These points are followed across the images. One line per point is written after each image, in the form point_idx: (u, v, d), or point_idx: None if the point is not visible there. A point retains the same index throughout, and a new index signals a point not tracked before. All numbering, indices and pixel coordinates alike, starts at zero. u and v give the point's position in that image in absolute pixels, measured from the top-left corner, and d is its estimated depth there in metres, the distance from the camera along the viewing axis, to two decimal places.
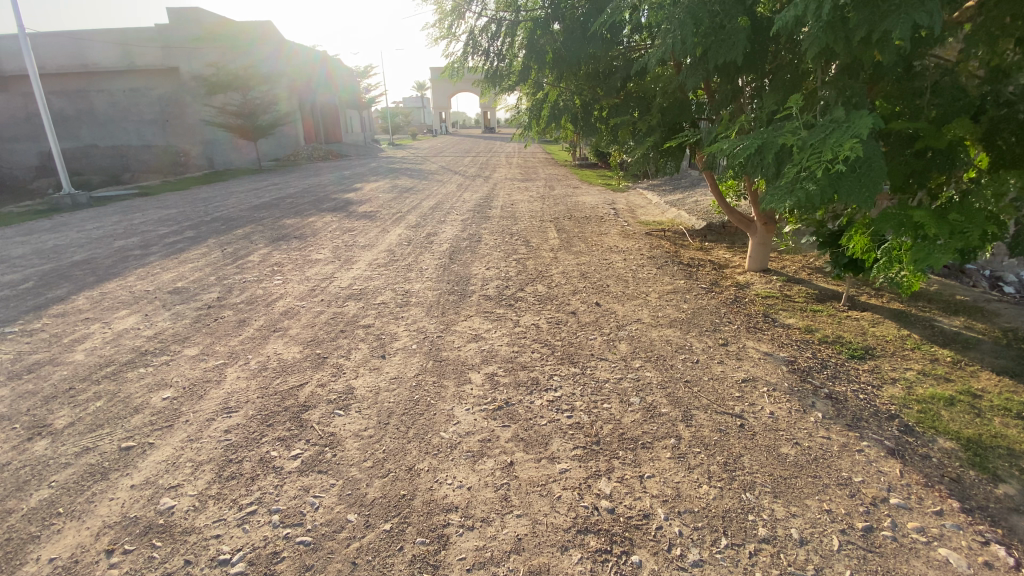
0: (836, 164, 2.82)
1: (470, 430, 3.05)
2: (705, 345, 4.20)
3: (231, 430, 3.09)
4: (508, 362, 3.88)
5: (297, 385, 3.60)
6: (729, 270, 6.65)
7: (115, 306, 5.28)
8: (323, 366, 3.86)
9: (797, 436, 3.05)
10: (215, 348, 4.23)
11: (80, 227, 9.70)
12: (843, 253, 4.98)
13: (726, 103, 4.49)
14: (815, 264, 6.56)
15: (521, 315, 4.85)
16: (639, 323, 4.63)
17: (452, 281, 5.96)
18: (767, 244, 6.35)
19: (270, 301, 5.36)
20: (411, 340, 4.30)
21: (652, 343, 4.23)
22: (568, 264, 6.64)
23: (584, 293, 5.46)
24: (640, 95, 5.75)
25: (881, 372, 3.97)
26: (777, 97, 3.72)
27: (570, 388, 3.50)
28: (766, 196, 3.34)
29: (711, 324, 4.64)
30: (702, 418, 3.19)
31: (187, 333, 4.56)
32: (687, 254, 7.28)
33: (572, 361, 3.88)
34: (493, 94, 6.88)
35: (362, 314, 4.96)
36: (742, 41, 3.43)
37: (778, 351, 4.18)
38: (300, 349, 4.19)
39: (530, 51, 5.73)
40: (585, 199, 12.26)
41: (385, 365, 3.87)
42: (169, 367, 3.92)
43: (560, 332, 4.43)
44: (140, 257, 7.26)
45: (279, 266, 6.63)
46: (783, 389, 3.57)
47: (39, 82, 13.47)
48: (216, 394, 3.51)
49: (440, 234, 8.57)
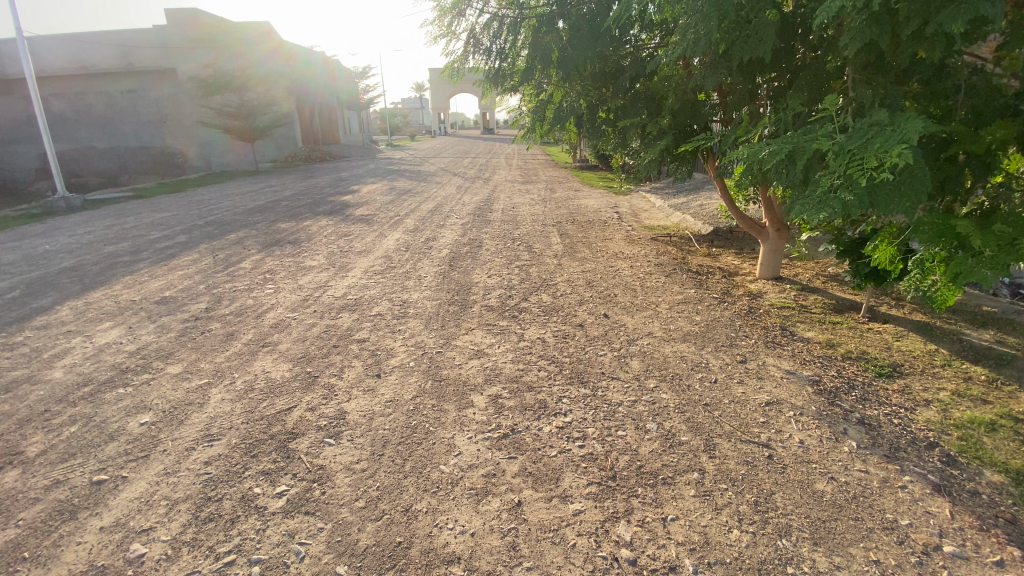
0: (880, 172, 2.57)
1: (473, 462, 2.77)
2: (722, 363, 3.92)
3: (211, 462, 2.79)
4: (512, 382, 3.60)
5: (284, 409, 3.31)
6: (739, 277, 6.41)
7: (98, 317, 4.98)
8: (313, 387, 3.59)
9: (832, 470, 2.80)
10: (200, 366, 3.94)
11: (70, 232, 9.39)
12: (865, 261, 4.72)
13: (743, 103, 4.24)
14: (829, 272, 6.32)
15: (525, 329, 4.57)
16: (651, 338, 4.36)
17: (452, 290, 5.69)
18: (778, 251, 6.11)
19: (260, 312, 5.08)
20: (409, 357, 4.03)
21: (666, 360, 3.95)
22: (572, 272, 6.36)
23: (591, 304, 5.18)
24: (650, 96, 5.47)
25: (911, 393, 3.71)
26: (804, 97, 3.47)
27: (581, 412, 3.23)
28: (794, 205, 3.08)
29: (727, 338, 4.37)
30: (726, 448, 2.92)
31: (172, 349, 4.26)
32: (696, 261, 7.02)
33: (581, 381, 3.61)
34: (495, 94, 6.61)
35: (357, 326, 4.69)
36: (772, 36, 3.19)
37: (800, 369, 3.91)
38: (290, 367, 3.90)
39: (534, 50, 5.46)
40: (587, 202, 12.02)
41: (380, 386, 3.58)
42: (150, 387, 3.61)
43: (567, 347, 4.16)
44: (129, 264, 6.95)
45: (272, 274, 6.35)
46: (811, 414, 3.30)
47: (33, 84, 13.02)
48: (198, 418, 3.21)
49: (439, 239, 8.29)
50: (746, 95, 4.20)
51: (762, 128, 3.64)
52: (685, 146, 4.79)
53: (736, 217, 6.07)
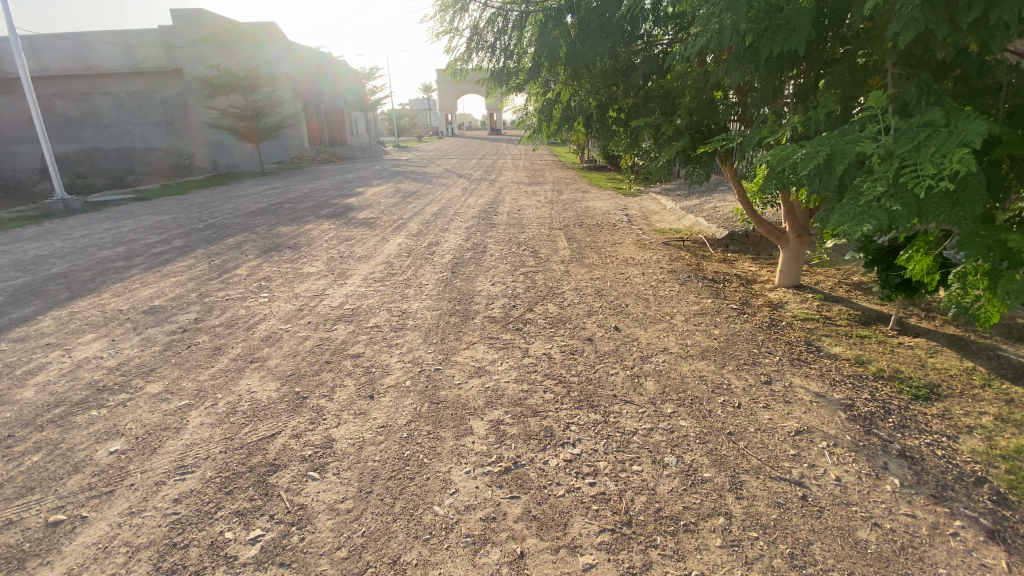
0: (938, 181, 2.27)
1: (471, 503, 2.48)
2: (745, 384, 3.60)
3: (181, 500, 2.53)
4: (515, 406, 3.30)
5: (267, 436, 3.04)
6: (758, 285, 6.07)
7: (81, 330, 4.76)
8: (300, 410, 3.31)
9: (876, 514, 2.48)
10: (181, 385, 3.68)
11: (66, 235, 9.23)
12: (895, 271, 4.37)
13: (767, 101, 3.84)
14: (854, 280, 5.96)
15: (530, 343, 4.26)
16: (666, 355, 4.04)
17: (454, 299, 5.40)
18: (799, 258, 5.77)
19: (252, 323, 4.83)
20: (405, 375, 3.74)
21: (684, 381, 3.63)
22: (581, 279, 6.06)
23: (601, 315, 4.87)
24: (663, 94, 5.14)
25: (952, 418, 3.37)
26: (839, 95, 3.13)
27: (592, 442, 2.93)
28: (828, 214, 2.77)
29: (749, 355, 4.04)
30: (755, 486, 2.61)
31: (154, 365, 4.02)
32: (711, 268, 6.68)
33: (591, 405, 3.29)
34: (499, 93, 6.32)
35: (352, 339, 4.41)
36: (807, 25, 2.85)
37: (831, 392, 3.57)
38: (277, 386, 3.62)
39: (540, 45, 5.15)
40: (596, 204, 11.63)
41: (373, 409, 3.29)
42: (126, 410, 3.38)
43: (576, 365, 3.86)
44: (121, 271, 6.74)
45: (267, 281, 6.10)
46: (846, 445, 2.97)
47: (29, 85, 12.89)
48: (172, 447, 2.97)
49: (442, 243, 8.01)
50: (770, 92, 3.79)
51: (791, 128, 3.27)
52: (702, 148, 4.41)
53: (755, 221, 5.74)
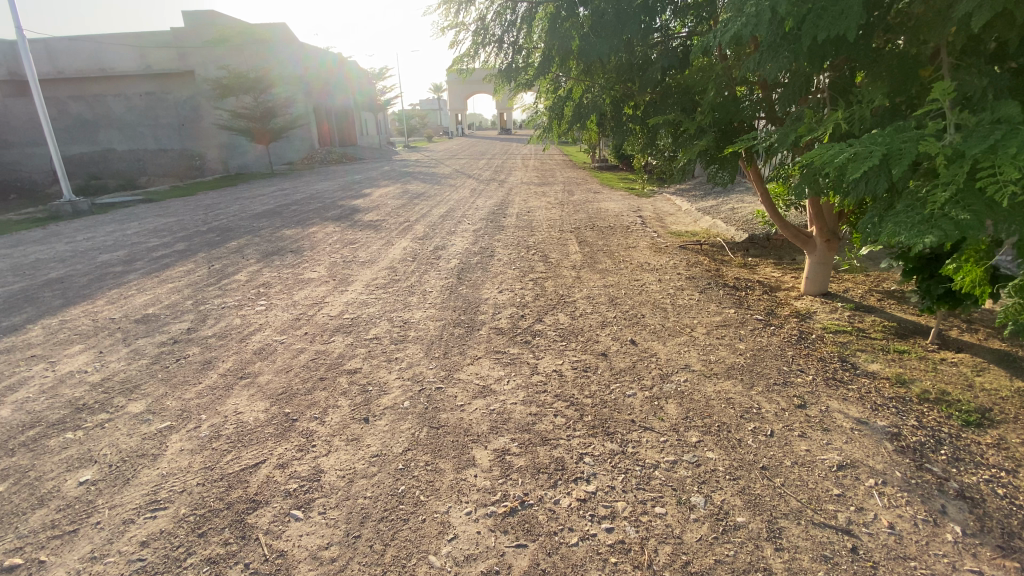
0: (1021, 187, 1.91)
1: (471, 553, 2.18)
2: (777, 409, 3.25)
3: (149, 543, 2.30)
4: (522, 432, 2.99)
5: (250, 465, 2.78)
6: (782, 293, 5.70)
7: (69, 341, 4.56)
8: (288, 435, 3.03)
9: (938, 571, 2.13)
10: (164, 404, 3.44)
11: (70, 238, 9.11)
12: (937, 281, 3.99)
13: (800, 95, 3.50)
14: (887, 288, 5.55)
15: (539, 358, 3.95)
16: (688, 373, 3.71)
17: (458, 308, 5.11)
18: (827, 264, 5.40)
19: (245, 333, 4.58)
20: (404, 394, 3.45)
21: (709, 404, 3.29)
22: (593, 286, 5.74)
23: (616, 327, 4.54)
24: (683, 88, 4.78)
25: (1014, 447, 2.97)
26: (886, 88, 2.77)
27: (608, 478, 2.62)
28: (881, 222, 2.42)
29: (779, 374, 3.69)
30: (796, 535, 2.27)
31: (139, 380, 3.79)
32: (731, 274, 6.31)
33: (607, 433, 2.97)
34: (508, 90, 6.03)
35: (349, 353, 4.13)
36: (857, 7, 2.50)
37: (874, 418, 3.21)
38: (266, 406, 3.35)
39: (551, 38, 4.77)
40: (608, 206, 11.28)
41: (366, 435, 3.01)
42: (103, 433, 3.16)
43: (588, 384, 3.54)
44: (119, 276, 6.56)
45: (266, 288, 5.86)
46: (896, 484, 2.62)
47: (37, 87, 12.75)
48: (147, 478, 2.73)
49: (448, 247, 7.72)
50: (805, 83, 3.46)
51: (832, 125, 2.88)
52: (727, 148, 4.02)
53: (780, 225, 5.38)
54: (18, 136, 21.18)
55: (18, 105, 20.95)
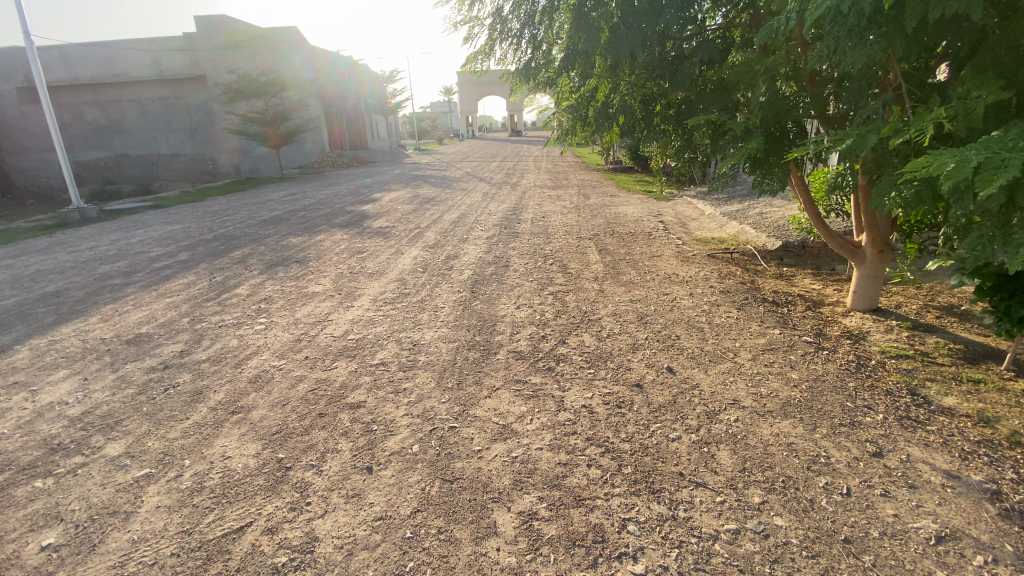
0: None
1: None
2: (850, 458, 2.83)
3: None
4: (551, 489, 2.55)
5: (234, 530, 2.37)
6: (827, 310, 5.19)
7: (54, 365, 4.20)
8: (279, 489, 2.62)
9: None
10: (145, 446, 3.04)
11: (74, 247, 8.85)
12: (1019, 302, 3.48)
13: (867, 92, 3.14)
14: (944, 305, 5.03)
15: (565, 391, 3.48)
16: (738, 411, 3.23)
17: (472, 327, 4.68)
18: (877, 276, 4.88)
19: (242, 358, 4.18)
20: (412, 436, 3.01)
21: (768, 452, 2.84)
22: (619, 301, 5.29)
23: (649, 351, 4.07)
24: (722, 85, 4.30)
25: None
26: (999, 81, 2.39)
27: (658, 555, 2.17)
28: None
29: (843, 412, 3.24)
30: None
31: (121, 415, 3.39)
32: (769, 287, 5.80)
33: (653, 491, 2.53)
34: (526, 89, 5.64)
35: (353, 383, 3.71)
36: None
37: (966, 471, 2.74)
38: (257, 450, 2.95)
39: (577, 28, 4.35)
40: (627, 210, 10.80)
41: (369, 491, 2.59)
42: (74, 482, 2.76)
43: (624, 423, 3.09)
44: (117, 289, 6.23)
45: (266, 303, 5.48)
46: (1016, 566, 2.14)
47: (46, 93, 12.46)
48: (115, 544, 2.33)
49: (461, 257, 7.30)
50: (873, 79, 3.11)
51: (932, 124, 2.49)
52: (790, 154, 3.37)
53: (826, 235, 4.87)
54: (35, 143, 21.24)
55: (36, 112, 21.01)
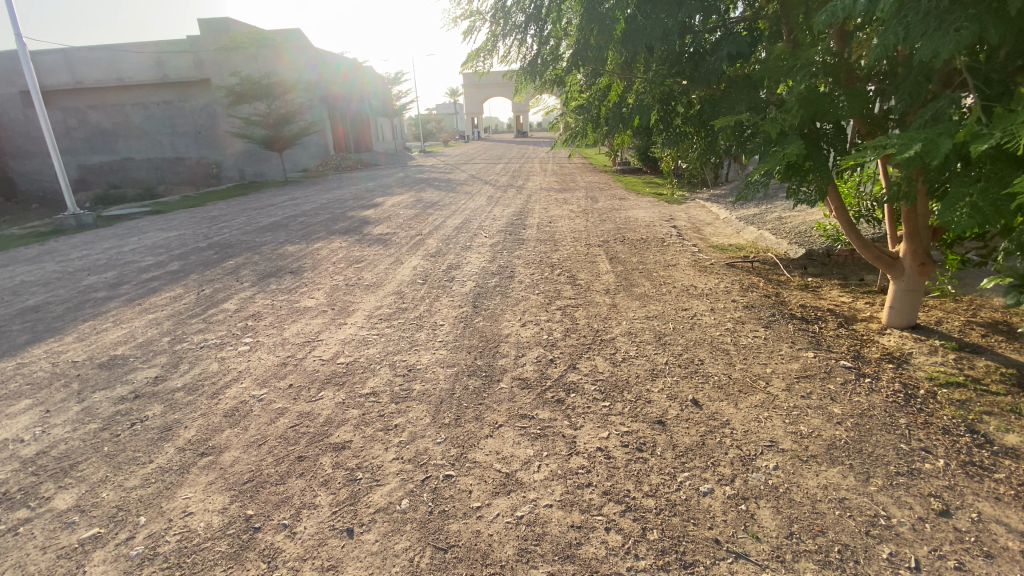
0: None
1: None
2: (914, 518, 2.39)
3: None
4: (563, 562, 2.15)
5: None
6: (862, 327, 4.73)
7: (17, 393, 3.85)
8: (243, 558, 2.23)
9: None
10: (99, 497, 2.67)
11: (64, 257, 8.56)
12: None
13: (924, 88, 2.78)
14: (992, 322, 4.57)
15: (577, 429, 3.07)
16: (778, 455, 2.81)
17: (474, 349, 4.27)
18: (917, 291, 4.43)
19: (220, 386, 3.81)
20: (401, 488, 2.62)
21: (817, 512, 2.41)
22: (634, 317, 4.87)
23: (670, 379, 3.65)
24: (749, 81, 3.89)
25: None
26: None
27: None
28: None
29: (898, 457, 2.80)
30: None
31: (79, 457, 3.02)
32: (796, 301, 5.36)
33: (684, 566, 2.11)
34: (532, 88, 5.27)
35: (339, 417, 3.32)
36: None
37: None
38: (225, 504, 2.57)
39: (587, 20, 3.97)
40: (638, 214, 10.36)
41: (347, 562, 2.19)
42: (12, 545, 2.39)
43: (645, 472, 2.67)
44: (99, 303, 5.90)
45: (254, 320, 5.12)
46: None
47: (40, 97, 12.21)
48: None
49: (463, 266, 6.91)
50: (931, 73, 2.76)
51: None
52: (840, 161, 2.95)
53: (861, 246, 4.42)
54: (38, 147, 21.14)
55: None
